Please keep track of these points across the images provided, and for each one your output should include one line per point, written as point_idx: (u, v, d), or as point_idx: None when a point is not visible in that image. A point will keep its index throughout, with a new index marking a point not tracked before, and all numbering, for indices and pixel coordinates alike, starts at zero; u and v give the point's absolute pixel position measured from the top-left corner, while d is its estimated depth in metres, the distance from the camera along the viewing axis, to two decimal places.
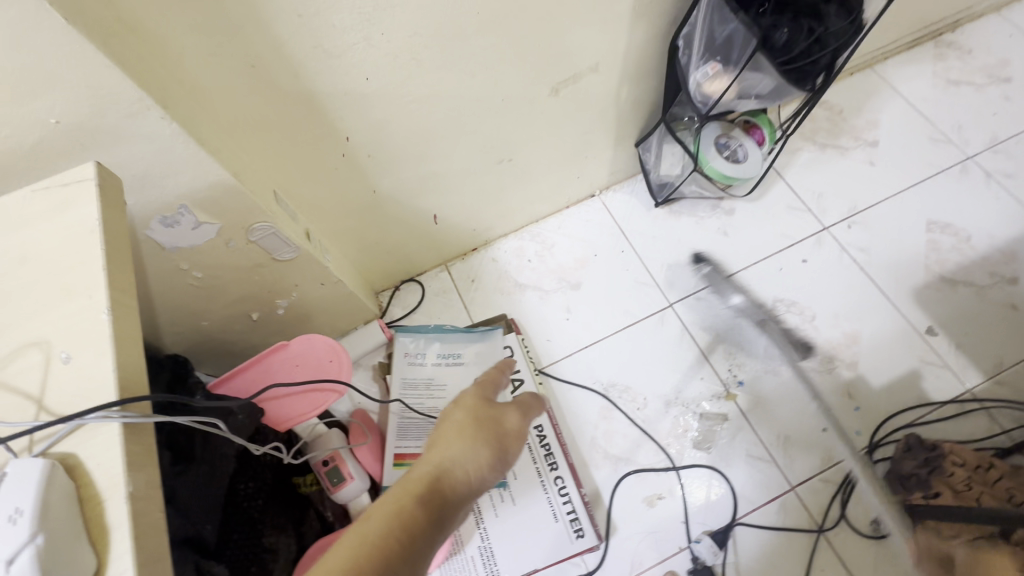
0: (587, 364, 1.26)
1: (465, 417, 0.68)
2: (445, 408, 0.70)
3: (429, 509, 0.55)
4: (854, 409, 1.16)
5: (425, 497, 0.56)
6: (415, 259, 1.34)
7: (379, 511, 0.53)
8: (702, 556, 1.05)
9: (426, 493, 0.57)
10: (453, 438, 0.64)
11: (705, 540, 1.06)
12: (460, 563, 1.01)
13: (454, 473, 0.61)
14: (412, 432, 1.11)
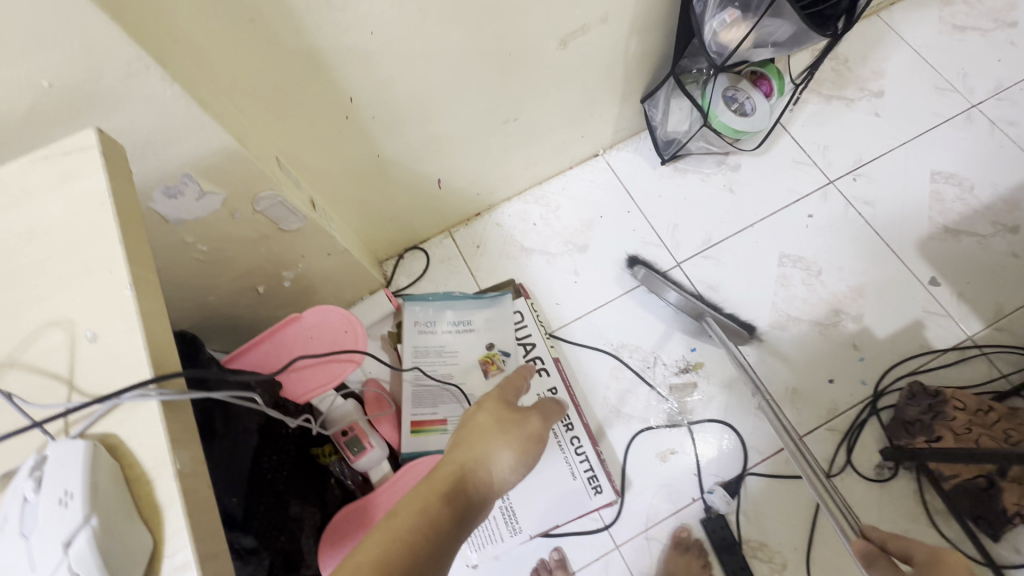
0: (597, 326, 1.26)
1: (487, 422, 0.75)
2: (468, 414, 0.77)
3: (456, 504, 0.62)
4: (859, 359, 1.19)
5: (451, 490, 0.63)
6: (418, 225, 1.30)
7: (413, 507, 0.59)
8: (716, 505, 1.09)
9: (455, 490, 0.64)
10: (476, 439, 0.72)
11: (717, 491, 1.09)
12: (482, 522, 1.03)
13: (475, 472, 0.68)
14: (427, 399, 1.11)
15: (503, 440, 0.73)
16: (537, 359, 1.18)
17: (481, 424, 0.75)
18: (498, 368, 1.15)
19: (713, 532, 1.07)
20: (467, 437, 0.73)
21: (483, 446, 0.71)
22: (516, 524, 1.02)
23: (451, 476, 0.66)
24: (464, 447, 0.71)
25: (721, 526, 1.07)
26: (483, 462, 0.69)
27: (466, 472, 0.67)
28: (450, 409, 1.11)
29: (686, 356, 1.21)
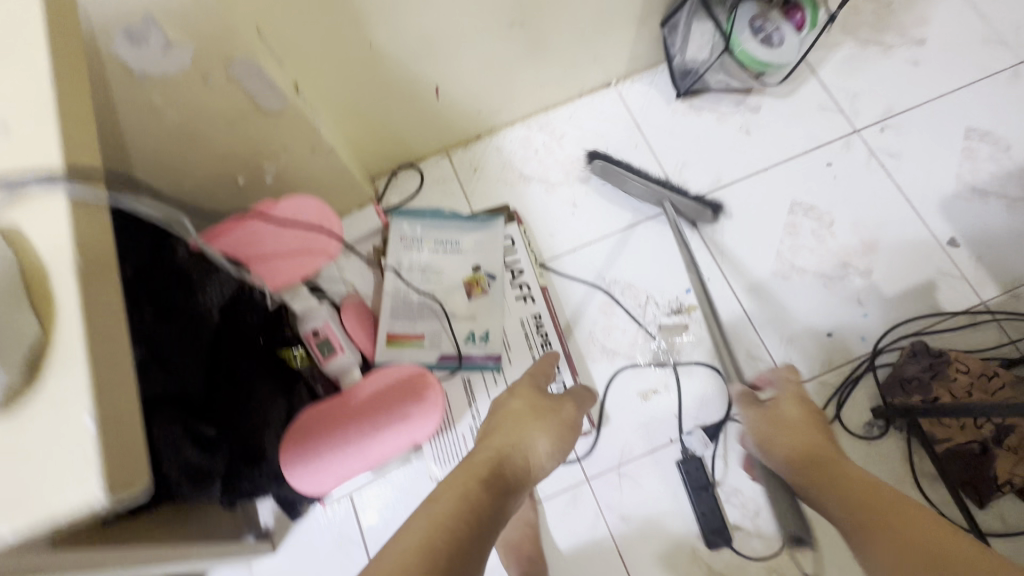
0: (591, 260, 1.21)
1: (520, 409, 0.82)
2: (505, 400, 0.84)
3: (493, 487, 0.66)
4: (862, 316, 1.13)
5: (489, 475, 0.68)
6: (412, 140, 1.24)
7: (453, 488, 0.65)
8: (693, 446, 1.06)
9: (490, 473, 0.69)
10: (515, 426, 0.79)
11: (696, 432, 1.06)
12: (451, 438, 1.00)
13: (512, 455, 0.73)
14: (406, 313, 1.08)
15: (533, 425, 0.79)
16: (524, 286, 1.13)
17: (513, 411, 0.81)
18: (482, 290, 1.10)
19: (688, 473, 1.04)
20: (500, 423, 0.79)
21: (517, 434, 0.76)
22: None
23: (486, 462, 0.71)
24: (498, 434, 0.77)
25: (698, 468, 1.04)
26: (518, 446, 0.75)
27: (502, 457, 0.72)
28: (429, 325, 1.07)
29: (680, 298, 1.16)
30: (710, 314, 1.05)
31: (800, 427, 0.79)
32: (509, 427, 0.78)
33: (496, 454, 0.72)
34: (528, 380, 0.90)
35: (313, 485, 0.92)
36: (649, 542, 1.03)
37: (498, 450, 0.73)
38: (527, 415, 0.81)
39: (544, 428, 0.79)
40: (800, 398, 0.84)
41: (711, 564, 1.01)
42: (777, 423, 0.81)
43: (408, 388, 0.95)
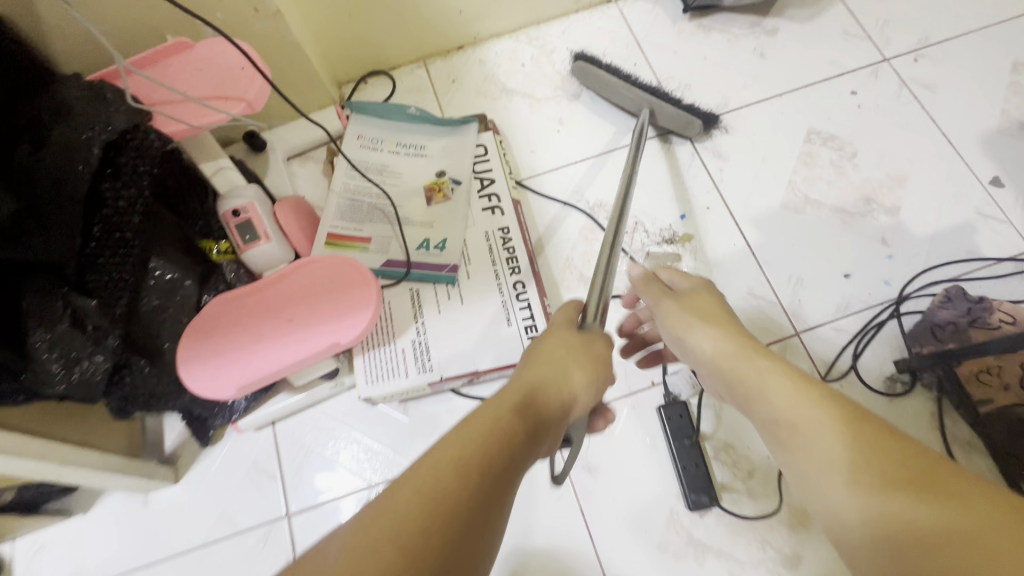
0: (574, 180, 1.06)
1: (552, 340, 0.63)
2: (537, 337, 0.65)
3: (521, 428, 0.50)
4: (886, 256, 0.96)
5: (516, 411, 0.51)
6: (384, 40, 1.11)
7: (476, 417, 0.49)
8: (677, 388, 0.89)
9: (524, 407, 0.52)
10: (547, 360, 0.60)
11: (682, 371, 0.89)
12: (387, 354, 0.84)
13: (545, 392, 0.56)
14: (354, 213, 0.93)
15: (580, 362, 0.60)
16: (494, 197, 0.98)
17: (557, 343, 0.61)
18: (445, 198, 0.96)
19: (670, 419, 0.86)
20: (539, 353, 0.61)
21: (561, 371, 0.58)
22: (428, 361, 0.84)
23: (519, 394, 0.54)
24: (536, 367, 0.59)
25: (682, 415, 0.86)
26: (559, 384, 0.58)
27: (541, 391, 0.56)
28: (379, 229, 0.92)
29: (673, 226, 1.00)
30: (620, 198, 0.82)
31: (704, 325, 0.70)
32: (550, 359, 0.60)
33: (536, 390, 0.55)
34: (565, 306, 0.69)
35: (210, 390, 0.73)
36: (617, 500, 0.85)
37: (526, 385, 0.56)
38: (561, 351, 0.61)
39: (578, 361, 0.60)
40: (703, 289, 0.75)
41: (692, 531, 0.83)
42: (690, 309, 0.72)
43: (335, 279, 0.78)
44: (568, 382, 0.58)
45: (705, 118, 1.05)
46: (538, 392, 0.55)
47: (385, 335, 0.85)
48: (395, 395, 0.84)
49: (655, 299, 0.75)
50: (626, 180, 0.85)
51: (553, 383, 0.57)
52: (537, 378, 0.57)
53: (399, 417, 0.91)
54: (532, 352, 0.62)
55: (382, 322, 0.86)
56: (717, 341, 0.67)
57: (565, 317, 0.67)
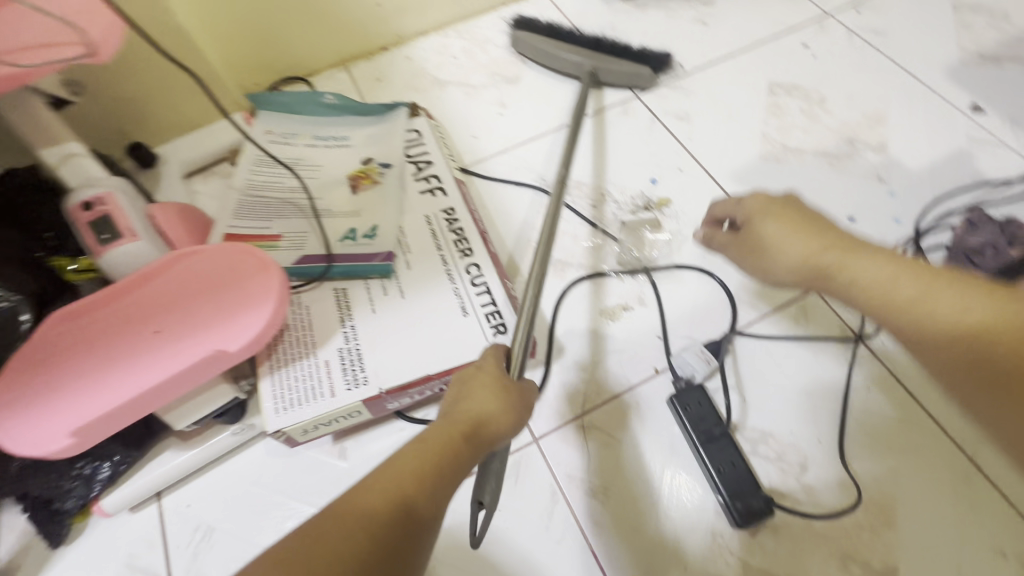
0: (524, 160, 0.92)
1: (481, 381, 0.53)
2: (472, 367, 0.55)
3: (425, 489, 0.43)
4: (888, 194, 0.84)
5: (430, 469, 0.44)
6: (297, 41, 0.99)
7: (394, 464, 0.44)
8: (690, 369, 0.69)
9: (446, 454, 0.46)
10: (471, 402, 0.51)
11: (691, 346, 0.71)
12: (306, 370, 0.62)
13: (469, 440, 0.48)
14: (260, 210, 0.75)
15: (512, 399, 0.52)
16: (433, 178, 0.81)
17: (484, 379, 0.53)
18: (373, 182, 0.80)
19: (687, 409, 0.67)
20: (467, 389, 0.52)
21: (490, 405, 0.51)
22: (362, 373, 0.62)
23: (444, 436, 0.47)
24: (459, 404, 0.51)
25: (701, 402, 0.67)
26: (475, 418, 0.49)
27: (472, 433, 0.48)
28: (291, 224, 0.74)
29: (645, 192, 0.86)
30: (551, 208, 0.73)
31: (790, 276, 0.55)
32: (476, 395, 0.51)
33: (460, 433, 0.48)
34: (492, 339, 0.59)
35: (33, 444, 0.50)
36: (640, 532, 0.63)
37: (448, 433, 0.47)
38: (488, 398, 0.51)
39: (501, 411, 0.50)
40: (779, 199, 0.57)
41: (748, 560, 0.61)
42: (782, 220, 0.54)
43: (227, 270, 0.58)
44: (498, 420, 0.50)
45: (655, 60, 0.97)
46: (469, 432, 0.48)
47: (301, 348, 0.64)
48: (319, 425, 0.61)
49: (742, 213, 0.59)
50: (563, 167, 0.79)
51: (481, 417, 0.49)
52: (461, 423, 0.49)
53: (335, 463, 0.68)
54: (458, 388, 0.53)
55: (298, 331, 0.65)
56: (851, 272, 0.50)
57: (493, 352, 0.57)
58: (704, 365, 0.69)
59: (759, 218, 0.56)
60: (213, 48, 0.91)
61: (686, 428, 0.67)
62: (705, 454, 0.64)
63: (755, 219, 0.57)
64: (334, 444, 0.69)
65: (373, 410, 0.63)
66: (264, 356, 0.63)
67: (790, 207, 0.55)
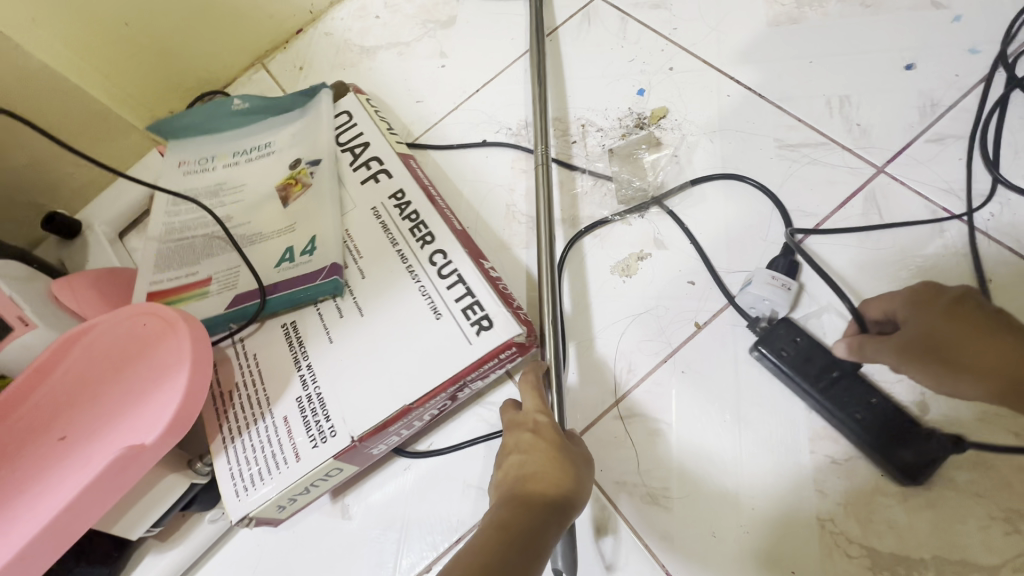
0: (482, 111, 0.76)
1: (531, 436, 0.44)
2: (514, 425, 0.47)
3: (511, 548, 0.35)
4: (953, 20, 0.64)
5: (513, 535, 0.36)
6: (196, 48, 0.83)
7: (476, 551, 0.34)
8: (769, 304, 0.53)
9: (535, 534, 0.36)
10: (532, 460, 0.42)
11: (756, 277, 0.54)
12: (263, 435, 0.51)
13: (537, 494, 0.40)
14: (184, 254, 0.63)
15: (576, 456, 0.43)
16: (373, 162, 0.65)
17: (547, 438, 0.44)
18: (306, 187, 0.65)
19: (783, 356, 0.52)
20: (527, 453, 0.43)
21: (563, 469, 0.42)
22: (327, 425, 0.50)
23: (524, 514, 0.38)
24: (534, 472, 0.41)
25: (796, 341, 0.52)
26: (555, 482, 0.41)
27: (554, 507, 0.39)
28: (220, 261, 0.61)
29: (633, 107, 0.69)
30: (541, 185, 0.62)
31: (891, 348, 0.43)
32: (540, 455, 0.43)
33: (545, 507, 0.39)
34: (526, 381, 0.49)
35: None
36: (723, 539, 0.48)
37: (515, 499, 0.39)
38: (545, 447, 0.43)
39: (560, 458, 0.42)
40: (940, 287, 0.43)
41: (876, 546, 0.46)
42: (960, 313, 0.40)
43: (127, 341, 0.47)
44: (573, 484, 0.41)
45: None
46: (552, 501, 0.39)
47: (253, 413, 0.52)
48: (295, 496, 0.50)
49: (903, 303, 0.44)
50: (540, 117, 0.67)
51: (559, 481, 0.41)
52: (523, 483, 0.41)
53: (339, 526, 0.56)
54: (517, 451, 0.44)
55: (249, 390, 0.54)
56: None
57: (537, 401, 0.48)
58: (786, 295, 0.53)
59: (903, 295, 0.45)
60: (105, 85, 0.76)
61: (789, 379, 0.51)
62: (827, 406, 0.49)
63: (892, 297, 0.46)
64: (334, 502, 0.57)
65: (357, 461, 0.51)
66: (214, 429, 0.52)
67: (935, 290, 0.43)
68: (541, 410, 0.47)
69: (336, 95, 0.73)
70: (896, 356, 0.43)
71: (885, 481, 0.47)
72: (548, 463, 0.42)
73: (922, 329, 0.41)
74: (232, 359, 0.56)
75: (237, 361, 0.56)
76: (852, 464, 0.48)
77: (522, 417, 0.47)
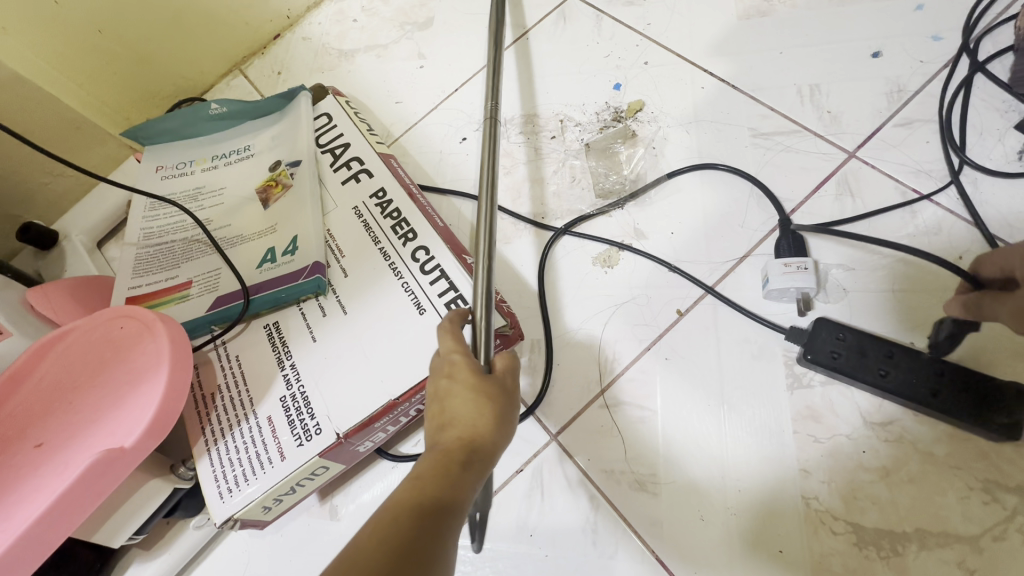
0: (462, 110, 0.76)
1: (451, 378, 0.42)
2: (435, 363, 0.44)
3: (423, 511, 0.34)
4: (915, 10, 0.65)
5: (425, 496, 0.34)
6: (173, 53, 0.83)
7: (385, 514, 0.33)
8: (796, 289, 0.53)
9: (446, 487, 0.35)
10: (450, 405, 0.40)
11: (787, 272, 0.53)
12: (247, 436, 0.50)
13: (458, 446, 0.38)
14: (163, 258, 0.62)
15: (496, 391, 0.41)
16: (354, 162, 0.65)
17: (462, 379, 0.41)
18: (286, 188, 0.65)
19: (837, 358, 0.49)
20: (444, 399, 0.41)
21: (484, 413, 0.40)
22: (312, 422, 0.50)
23: (437, 466, 0.36)
24: (453, 420, 0.39)
25: (843, 338, 0.50)
26: (466, 429, 0.39)
27: (469, 453, 0.38)
28: (200, 265, 0.61)
29: (610, 102, 0.70)
30: (485, 166, 0.55)
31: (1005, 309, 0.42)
32: (453, 399, 0.40)
33: (457, 454, 0.37)
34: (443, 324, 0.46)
35: None
36: (710, 523, 0.49)
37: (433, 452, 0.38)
38: (466, 391, 0.40)
39: (480, 400, 0.40)
40: None
41: (860, 522, 0.46)
42: None
43: (103, 343, 0.47)
44: (489, 426, 0.39)
45: None
46: (471, 451, 0.38)
47: (236, 414, 0.52)
48: (281, 496, 0.50)
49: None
50: (490, 102, 0.60)
51: (478, 428, 0.39)
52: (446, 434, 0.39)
53: (327, 527, 0.56)
54: (435, 398, 0.42)
55: (233, 392, 0.53)
56: None
57: (453, 339, 0.44)
58: (811, 275, 0.53)
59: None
60: (80, 93, 0.75)
61: (851, 375, 0.49)
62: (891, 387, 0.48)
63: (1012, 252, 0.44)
64: (322, 503, 0.57)
65: (342, 459, 0.51)
66: (198, 432, 0.52)
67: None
68: (456, 348, 0.43)
69: (316, 98, 0.72)
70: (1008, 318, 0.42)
71: (866, 457, 0.48)
72: (467, 409, 0.40)
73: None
74: (214, 361, 0.55)
75: (219, 364, 0.55)
76: (834, 443, 0.49)
77: (441, 353, 0.43)
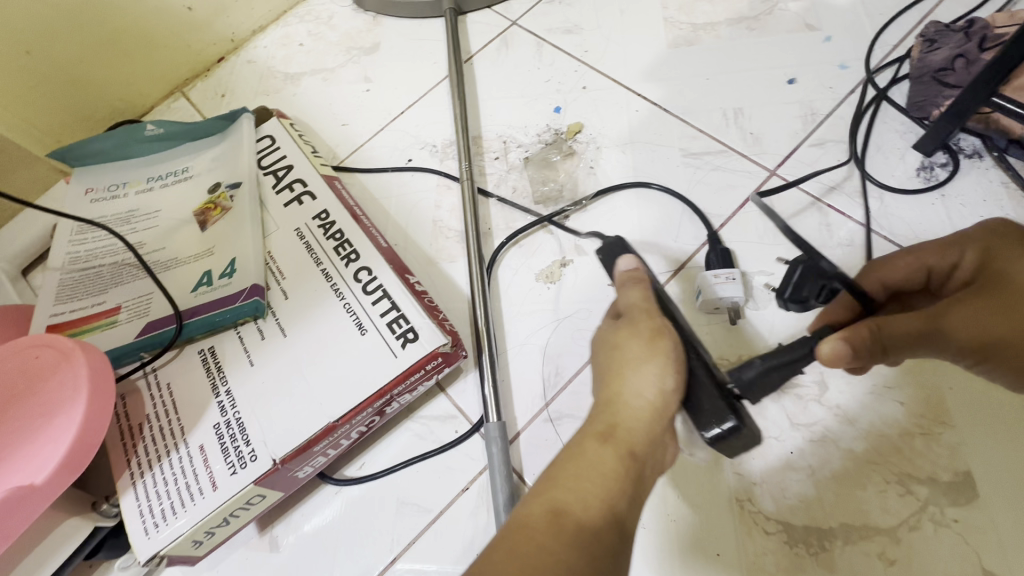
0: (407, 132, 0.78)
1: (629, 341, 0.41)
2: (630, 303, 0.43)
3: (622, 484, 0.35)
4: (824, 41, 0.71)
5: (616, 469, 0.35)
6: (109, 78, 0.81)
7: (590, 494, 0.34)
8: (727, 299, 0.56)
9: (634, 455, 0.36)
10: (624, 363, 0.40)
11: (713, 281, 0.56)
12: (177, 467, 0.48)
13: (632, 419, 0.38)
14: (90, 283, 0.60)
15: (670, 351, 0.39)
16: (297, 184, 0.64)
17: (639, 331, 0.41)
18: (226, 210, 0.63)
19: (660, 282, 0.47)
20: (625, 358, 0.40)
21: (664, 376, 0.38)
22: (247, 448, 0.48)
23: (618, 436, 0.37)
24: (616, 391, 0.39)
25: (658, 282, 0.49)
26: (659, 399, 0.38)
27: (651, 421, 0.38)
28: (131, 289, 0.59)
29: (551, 124, 0.72)
30: (468, 201, 0.65)
31: (914, 326, 0.37)
32: (634, 356, 0.40)
33: (656, 432, 0.38)
34: (632, 276, 0.46)
35: None
36: (653, 531, 0.49)
37: (609, 421, 0.38)
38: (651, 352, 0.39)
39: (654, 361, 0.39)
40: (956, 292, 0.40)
41: (790, 521, 0.48)
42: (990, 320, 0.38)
43: (17, 376, 0.44)
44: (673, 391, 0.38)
45: None
46: (651, 424, 0.38)
47: (166, 446, 0.50)
48: (213, 529, 0.48)
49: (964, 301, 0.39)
50: (466, 163, 0.68)
51: (654, 398, 0.38)
52: (616, 408, 0.39)
53: (267, 560, 0.54)
54: (612, 358, 0.41)
55: (162, 421, 0.51)
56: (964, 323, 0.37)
57: (637, 295, 0.44)
58: (737, 285, 0.55)
59: (974, 244, 0.40)
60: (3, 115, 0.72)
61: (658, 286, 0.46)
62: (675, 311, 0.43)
63: (954, 246, 0.41)
64: (261, 535, 0.55)
65: (280, 486, 0.49)
66: (123, 465, 0.49)
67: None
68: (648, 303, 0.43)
69: (259, 119, 0.71)
70: (913, 342, 0.38)
71: (794, 457, 0.50)
72: (640, 372, 0.39)
73: (969, 323, 0.37)
74: (143, 390, 0.53)
75: (148, 393, 0.53)
76: (764, 445, 0.51)
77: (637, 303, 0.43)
